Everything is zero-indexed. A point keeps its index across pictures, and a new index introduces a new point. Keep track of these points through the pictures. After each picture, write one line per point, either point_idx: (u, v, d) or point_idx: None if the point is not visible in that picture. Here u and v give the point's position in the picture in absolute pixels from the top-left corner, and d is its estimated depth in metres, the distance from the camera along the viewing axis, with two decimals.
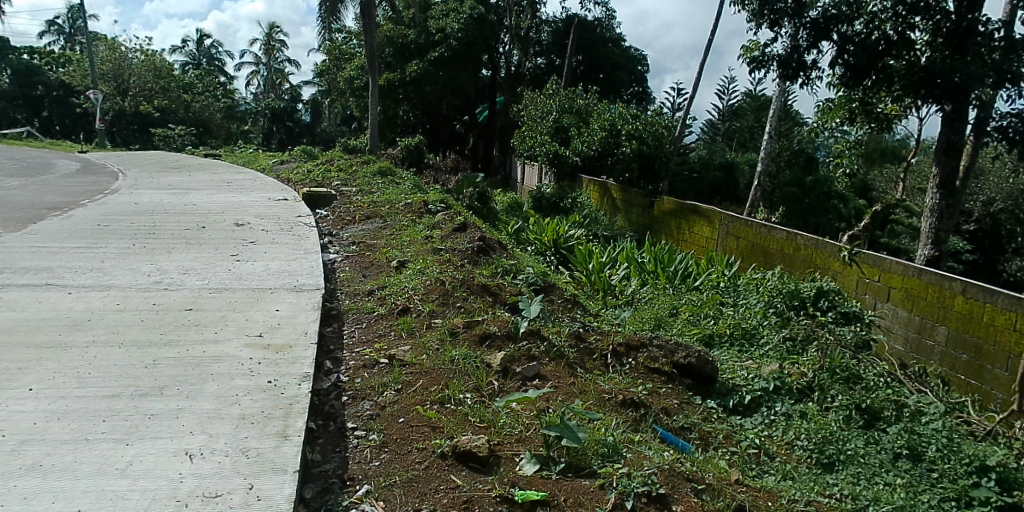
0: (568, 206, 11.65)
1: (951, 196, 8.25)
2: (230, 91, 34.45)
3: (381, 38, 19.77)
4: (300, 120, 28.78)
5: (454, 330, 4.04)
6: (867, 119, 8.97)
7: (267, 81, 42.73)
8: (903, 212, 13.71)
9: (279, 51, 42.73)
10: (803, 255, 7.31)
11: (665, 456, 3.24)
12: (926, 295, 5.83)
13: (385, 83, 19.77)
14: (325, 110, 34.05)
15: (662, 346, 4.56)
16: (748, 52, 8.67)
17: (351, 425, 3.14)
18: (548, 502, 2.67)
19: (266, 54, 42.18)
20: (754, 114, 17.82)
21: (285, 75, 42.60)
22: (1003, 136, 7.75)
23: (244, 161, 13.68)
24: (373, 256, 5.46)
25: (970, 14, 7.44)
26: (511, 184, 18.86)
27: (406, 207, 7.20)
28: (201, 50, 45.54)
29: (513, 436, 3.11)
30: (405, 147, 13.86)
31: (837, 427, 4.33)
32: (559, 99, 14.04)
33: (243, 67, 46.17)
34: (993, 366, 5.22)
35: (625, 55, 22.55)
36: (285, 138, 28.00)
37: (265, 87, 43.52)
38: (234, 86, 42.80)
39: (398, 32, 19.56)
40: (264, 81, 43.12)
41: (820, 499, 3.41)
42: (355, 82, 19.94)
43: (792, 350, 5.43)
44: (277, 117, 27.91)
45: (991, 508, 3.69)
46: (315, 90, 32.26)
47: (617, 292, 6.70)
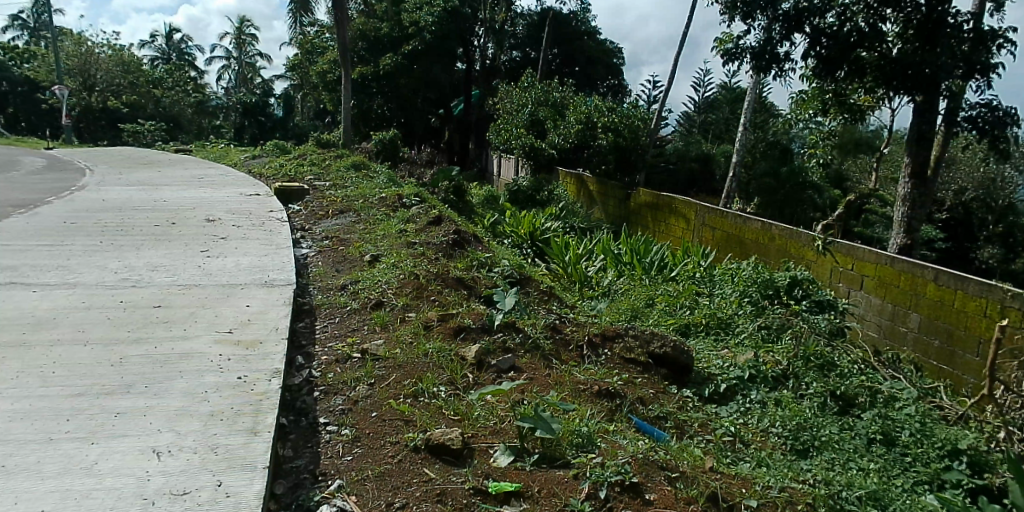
0: (545, 199, 11.68)
1: (922, 185, 8.39)
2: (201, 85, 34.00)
3: (354, 31, 19.61)
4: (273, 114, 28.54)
5: (428, 323, 4.02)
6: (840, 110, 9.04)
7: (240, 76, 42.28)
8: (876, 201, 13.90)
9: (251, 45, 42.21)
10: (777, 245, 7.37)
11: (640, 445, 3.27)
12: (899, 283, 5.91)
13: (359, 77, 19.82)
14: (298, 105, 33.82)
15: (637, 336, 4.60)
16: (721, 44, 8.72)
17: (323, 420, 3.13)
18: (523, 494, 2.70)
19: (237, 49, 41.68)
20: (729, 106, 17.96)
21: (258, 70, 42.31)
22: (972, 126, 7.93)
23: (214, 156, 13.52)
24: (347, 251, 5.39)
25: (940, 5, 7.51)
26: (487, 178, 18.82)
27: (381, 201, 7.16)
28: (171, 44, 44.92)
29: (487, 428, 3.12)
30: (380, 141, 13.76)
31: (812, 414, 4.39)
32: (534, 92, 13.99)
33: (214, 62, 45.52)
34: (965, 352, 5.31)
35: (600, 48, 22.61)
36: (257, 132, 27.51)
37: (237, 82, 43.10)
38: (204, 80, 42.29)
39: (371, 26, 19.52)
40: (235, 76, 42.68)
41: (794, 485, 3.43)
42: (327, 76, 19.78)
43: (767, 338, 5.51)
44: (248, 112, 27.33)
45: (963, 490, 3.82)
46: (288, 84, 31.88)
47: (593, 284, 6.73)
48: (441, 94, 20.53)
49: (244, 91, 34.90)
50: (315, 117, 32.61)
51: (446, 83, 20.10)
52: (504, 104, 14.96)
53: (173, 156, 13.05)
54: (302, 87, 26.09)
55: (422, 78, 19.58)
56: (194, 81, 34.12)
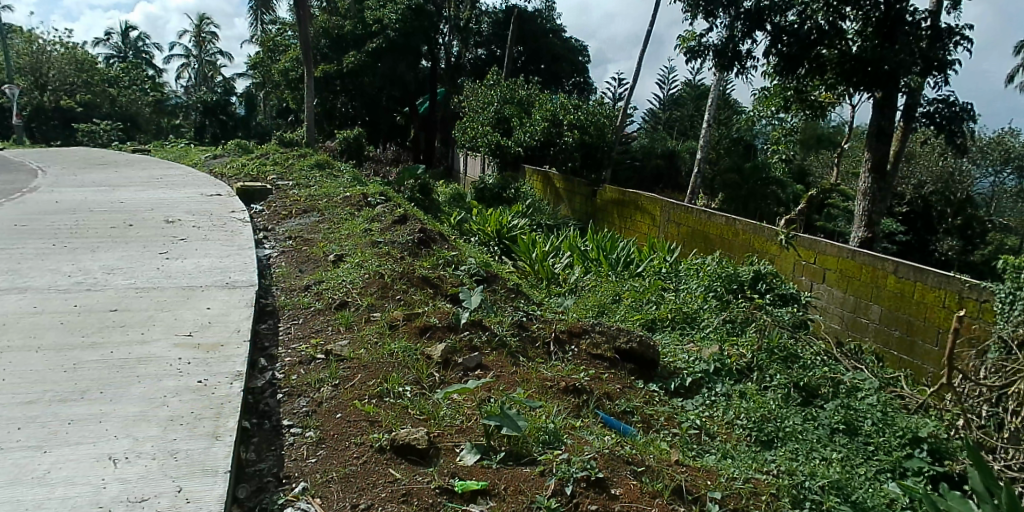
0: (511, 197, 11.61)
1: (881, 180, 8.58)
2: (159, 84, 33.25)
3: (317, 29, 19.36)
4: (235, 114, 28.06)
5: (393, 323, 4.00)
6: (802, 106, 9.20)
7: (200, 74, 41.52)
8: (837, 196, 14.16)
9: (211, 43, 41.53)
10: (741, 240, 7.47)
11: (606, 440, 3.29)
12: (860, 275, 6.04)
13: (322, 75, 19.58)
14: (260, 103, 33.32)
15: (603, 331, 4.64)
16: (684, 43, 8.81)
17: (286, 422, 3.10)
18: (489, 492, 2.71)
19: (197, 47, 40.98)
20: (693, 103, 18.16)
21: (218, 68, 41.61)
22: (930, 122, 8.12)
23: (173, 156, 13.22)
24: (311, 251, 5.33)
25: (898, 3, 7.68)
26: (453, 175, 18.72)
27: (346, 200, 7.09)
28: (127, 43, 43.88)
29: (453, 427, 3.12)
30: (344, 140, 13.61)
31: (776, 405, 4.46)
32: (500, 90, 13.95)
33: (172, 61, 44.54)
34: (924, 342, 5.45)
35: (565, 45, 22.69)
36: (219, 132, 26.92)
37: (196, 80, 42.27)
38: (162, 78, 41.42)
39: (333, 24, 19.27)
40: (194, 74, 41.81)
41: (758, 477, 3.48)
42: (290, 74, 19.52)
43: (732, 331, 5.58)
44: (209, 111, 26.78)
45: (923, 477, 3.93)
46: (250, 82, 31.42)
47: (560, 280, 6.76)
48: (405, 91, 20.38)
49: (204, 90, 34.24)
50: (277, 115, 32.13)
51: (411, 81, 19.99)
52: (469, 101, 14.90)
53: (130, 157, 12.72)
54: (264, 86, 25.67)
55: (386, 76, 19.39)
56: (152, 80, 33.33)
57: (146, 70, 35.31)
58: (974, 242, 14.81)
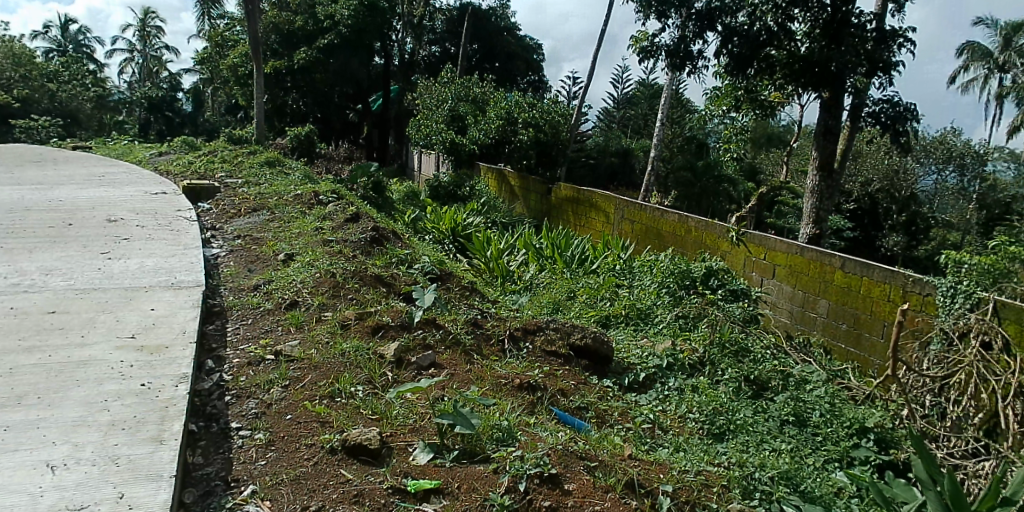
0: (466, 195, 11.55)
1: (829, 177, 8.81)
2: (101, 78, 32.12)
3: (267, 24, 18.91)
4: (181, 109, 27.46)
5: (345, 323, 3.95)
6: (752, 106, 9.39)
7: (144, 69, 40.36)
8: (787, 193, 14.51)
9: (156, 37, 40.40)
10: (694, 237, 7.59)
11: (560, 436, 3.31)
12: (809, 270, 6.20)
13: (272, 70, 18.92)
14: (207, 98, 32.56)
15: (558, 328, 4.67)
16: (637, 43, 8.91)
17: (235, 424, 3.04)
18: (442, 490, 2.71)
19: (141, 41, 39.83)
20: (647, 102, 18.42)
21: (163, 63, 40.50)
22: (875, 121, 8.36)
23: (116, 153, 12.79)
24: (260, 250, 5.24)
25: (845, 6, 7.88)
26: (408, 172, 18.58)
27: (296, 198, 6.99)
28: (66, 36, 42.30)
29: (406, 426, 3.10)
30: (294, 137, 13.53)
31: (727, 399, 4.54)
32: (454, 88, 13.91)
33: (114, 55, 43.16)
34: (870, 334, 5.62)
35: (520, 44, 22.76)
36: (165, 128, 26.62)
37: (140, 75, 41.03)
38: (104, 73, 40.11)
39: (285, 19, 18.90)
40: (138, 69, 40.56)
41: (709, 469, 3.55)
42: (239, 70, 19.09)
43: (684, 326, 5.69)
44: (155, 107, 26.41)
45: (870, 466, 4.07)
46: (197, 77, 30.65)
47: (515, 278, 6.78)
48: (358, 88, 20.26)
49: (148, 85, 33.24)
50: (227, 112, 31.43)
51: (364, 78, 19.98)
52: (424, 99, 14.81)
53: (69, 154, 12.26)
54: (213, 82, 25.01)
55: (338, 72, 19.23)
56: (94, 74, 32.19)
57: (86, 64, 34.09)
58: (918, 238, 15.33)
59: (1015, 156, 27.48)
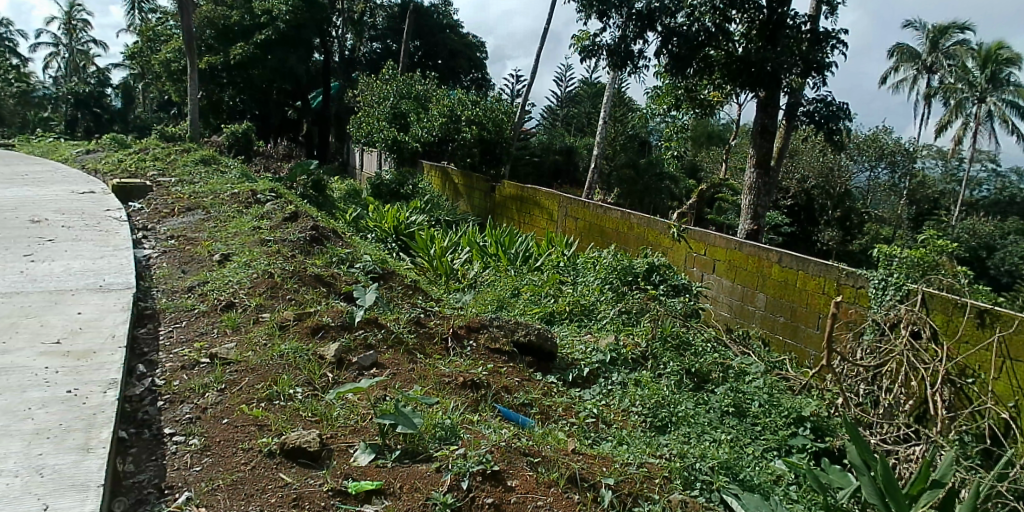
0: (409, 193, 11.45)
1: (766, 174, 9.06)
2: (23, 73, 30.61)
3: (201, 18, 18.33)
4: (111, 106, 26.38)
5: (284, 324, 3.88)
6: (692, 105, 9.58)
7: (70, 64, 38.71)
8: (727, 190, 14.86)
9: (82, 31, 38.78)
10: (636, 233, 7.71)
11: (503, 433, 3.32)
12: (747, 265, 6.38)
13: (207, 67, 18.44)
14: (139, 95, 31.40)
15: (502, 326, 4.69)
16: (578, 42, 9.01)
17: (168, 430, 2.95)
18: (384, 491, 2.69)
19: (67, 35, 38.18)
20: (590, 101, 18.62)
21: (90, 57, 38.89)
22: (810, 120, 8.65)
23: (39, 151, 12.19)
24: (194, 250, 5.10)
25: (780, 8, 8.18)
26: (349, 170, 18.40)
27: (232, 197, 6.81)
28: None
29: (347, 427, 3.07)
30: (231, 134, 13.18)
31: (669, 392, 4.63)
32: (396, 85, 13.80)
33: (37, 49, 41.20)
34: (806, 326, 5.79)
35: (463, 41, 22.72)
36: (93, 125, 25.53)
37: (65, 70, 39.27)
38: (26, 68, 38.24)
39: (219, 14, 18.39)
40: (63, 64, 38.86)
41: (651, 461, 3.62)
42: (172, 65, 18.48)
43: (627, 322, 5.78)
44: (82, 103, 25.28)
45: (807, 453, 4.20)
46: (128, 73, 29.56)
47: (459, 276, 6.77)
48: (298, 85, 19.71)
49: (74, 80, 31.85)
50: (160, 109, 30.40)
51: (303, 74, 19.21)
52: (365, 96, 14.62)
53: None
54: (145, 77, 24.12)
55: (277, 70, 18.57)
56: (15, 68, 30.66)
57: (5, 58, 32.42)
58: (852, 233, 15.93)
59: (942, 154, 28.82)
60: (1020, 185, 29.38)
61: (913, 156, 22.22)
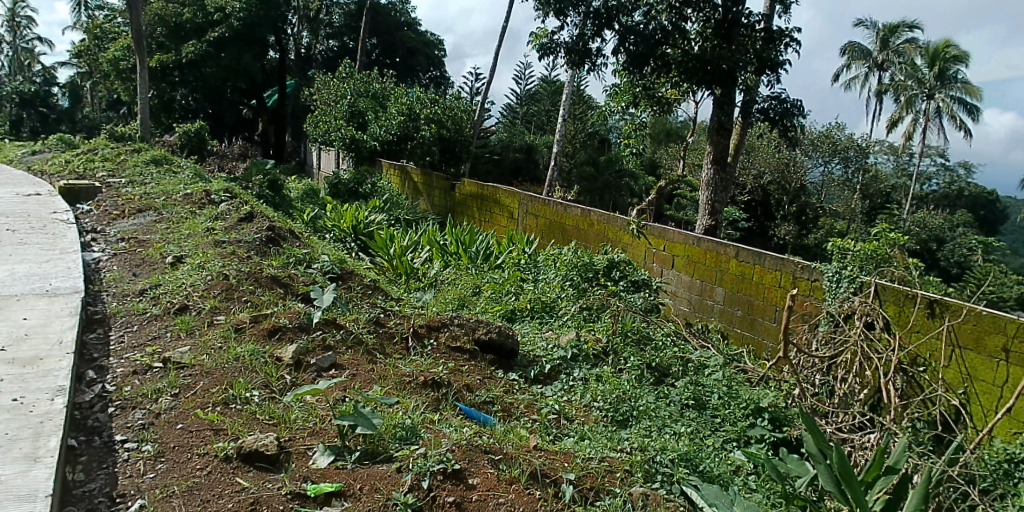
0: (367, 192, 11.36)
1: (722, 170, 9.22)
2: None
3: (150, 16, 17.90)
4: (57, 105, 25.57)
5: (239, 326, 3.82)
6: (649, 102, 9.70)
7: (14, 63, 37.36)
8: (686, 186, 15.07)
9: (26, 28, 37.49)
10: (596, 230, 7.77)
11: (464, 431, 3.32)
12: (705, 260, 6.48)
13: (157, 64, 17.80)
14: (87, 94, 30.49)
15: (462, 324, 4.69)
16: (536, 39, 9.03)
17: (120, 437, 2.88)
18: (344, 493, 2.67)
19: (10, 32, 36.85)
20: (549, 98, 18.70)
21: (35, 55, 37.63)
22: (764, 117, 8.81)
23: None
24: (146, 252, 4.99)
25: (734, 7, 8.28)
26: (306, 169, 18.24)
27: (185, 198, 6.68)
28: None
29: (306, 429, 3.04)
30: (183, 133, 12.89)
31: (629, 386, 4.68)
32: (354, 84, 13.68)
33: None
34: (763, 319, 5.92)
35: (421, 39, 22.57)
36: (39, 125, 24.69)
37: (9, 68, 37.87)
38: None
39: (170, 11, 17.95)
40: (6, 62, 37.48)
41: (612, 455, 3.66)
42: (121, 64, 17.99)
43: (588, 318, 5.83)
44: (27, 102, 24.42)
45: (766, 443, 4.30)
46: (75, 71, 28.67)
47: (419, 275, 6.74)
48: (252, 83, 19.35)
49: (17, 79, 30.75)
50: (109, 108, 29.56)
51: (258, 72, 19.08)
52: (322, 94, 14.44)
53: None
54: (92, 75, 23.42)
55: (230, 67, 18.36)
56: None
57: None
58: (807, 227, 16.31)
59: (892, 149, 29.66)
60: (967, 179, 30.40)
61: (865, 152, 22.79)
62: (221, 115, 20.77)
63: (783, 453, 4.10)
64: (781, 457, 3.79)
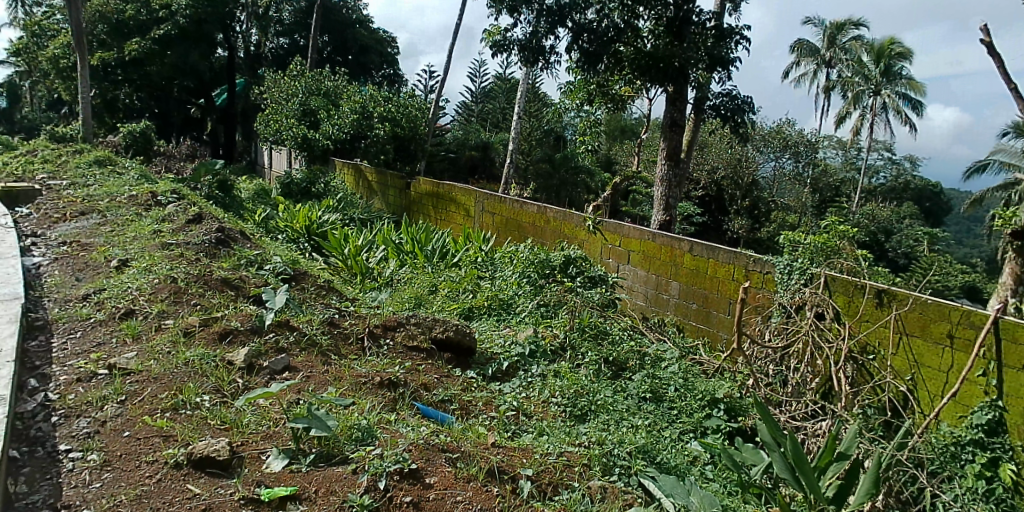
0: (321, 192, 11.22)
1: (676, 166, 9.36)
2: None
3: (91, 12, 17.57)
4: None
5: (188, 330, 3.74)
6: (604, 99, 9.78)
7: None
8: (641, 182, 15.25)
9: None
10: (552, 227, 7.81)
11: (421, 430, 3.31)
12: (660, 254, 6.58)
13: (99, 62, 17.45)
14: (27, 94, 29.45)
15: (419, 323, 4.68)
16: (490, 37, 9.03)
17: (64, 446, 2.80)
18: (299, 496, 2.64)
19: None
20: (504, 96, 18.72)
21: None
22: (716, 113, 8.97)
23: None
24: (89, 256, 4.85)
25: (685, 6, 8.42)
26: (257, 168, 17.97)
27: (131, 199, 6.51)
28: None
29: (258, 434, 2.99)
30: (128, 134, 12.57)
31: (587, 381, 4.72)
32: (305, 81, 13.49)
33: None
34: (717, 311, 6.03)
35: (374, 36, 22.34)
36: None
37: None
38: None
39: (112, 8, 17.55)
40: None
41: (571, 449, 3.69)
42: (61, 62, 17.41)
43: (545, 314, 5.87)
44: None
45: (721, 433, 4.40)
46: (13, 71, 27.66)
47: (374, 275, 6.69)
48: (200, 82, 18.91)
49: None
50: (51, 109, 28.59)
51: (206, 71, 18.48)
52: (272, 92, 14.20)
53: None
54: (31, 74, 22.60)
55: (177, 66, 17.82)
56: None
57: None
58: (759, 221, 16.66)
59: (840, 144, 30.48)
60: (913, 172, 31.39)
61: (815, 147, 23.35)
62: (168, 115, 20.44)
63: (736, 443, 4.19)
64: (736, 446, 3.88)
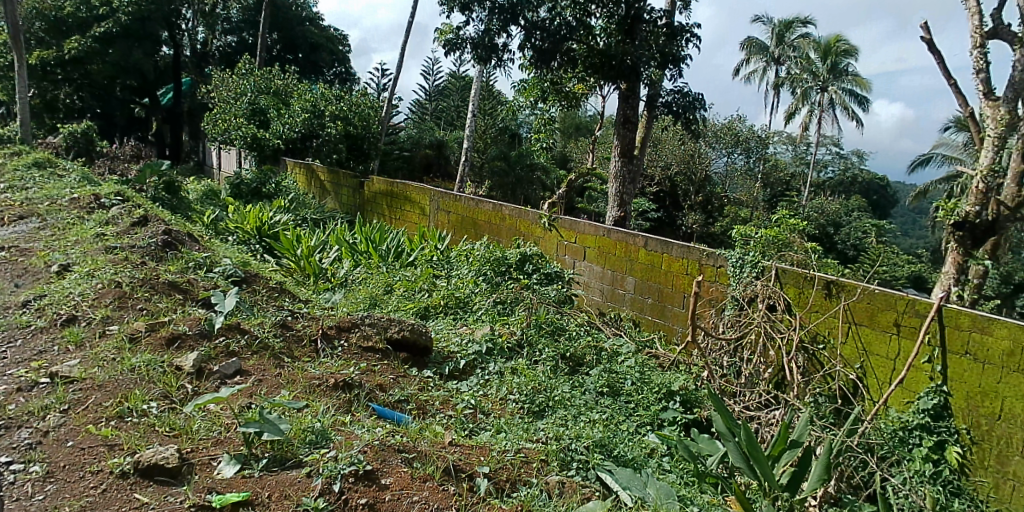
0: (272, 192, 11.04)
1: (631, 162, 9.46)
2: None
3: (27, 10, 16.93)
4: None
5: (134, 335, 3.65)
6: (557, 97, 9.83)
7: None
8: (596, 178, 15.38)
9: None
10: (508, 225, 7.84)
11: (377, 431, 3.29)
12: (615, 250, 6.66)
13: (37, 60, 16.79)
14: None
15: (374, 323, 4.65)
16: (442, 34, 8.99)
17: (4, 458, 2.71)
18: (251, 502, 2.61)
19: None
20: (459, 94, 18.67)
21: None
22: (669, 110, 9.10)
23: None
24: (28, 261, 4.69)
25: (636, 4, 8.53)
26: (206, 169, 17.57)
27: (72, 202, 6.31)
28: None
29: (209, 439, 2.94)
30: (69, 135, 12.21)
31: (545, 377, 4.75)
32: (255, 80, 13.24)
33: None
34: (672, 305, 6.14)
35: (324, 33, 22.02)
36: None
37: None
38: None
39: (50, 4, 16.97)
40: None
41: (528, 445, 3.72)
42: None
43: (502, 312, 5.88)
44: None
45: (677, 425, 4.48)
46: None
47: (328, 275, 6.63)
48: (144, 81, 18.40)
49: None
50: None
51: (150, 70, 18.09)
52: (220, 91, 13.91)
53: None
54: None
55: (120, 64, 17.33)
56: None
57: None
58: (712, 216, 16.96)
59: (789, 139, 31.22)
60: (859, 166, 32.34)
61: (765, 143, 23.88)
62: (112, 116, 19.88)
63: (690, 433, 4.28)
64: (693, 437, 3.95)
